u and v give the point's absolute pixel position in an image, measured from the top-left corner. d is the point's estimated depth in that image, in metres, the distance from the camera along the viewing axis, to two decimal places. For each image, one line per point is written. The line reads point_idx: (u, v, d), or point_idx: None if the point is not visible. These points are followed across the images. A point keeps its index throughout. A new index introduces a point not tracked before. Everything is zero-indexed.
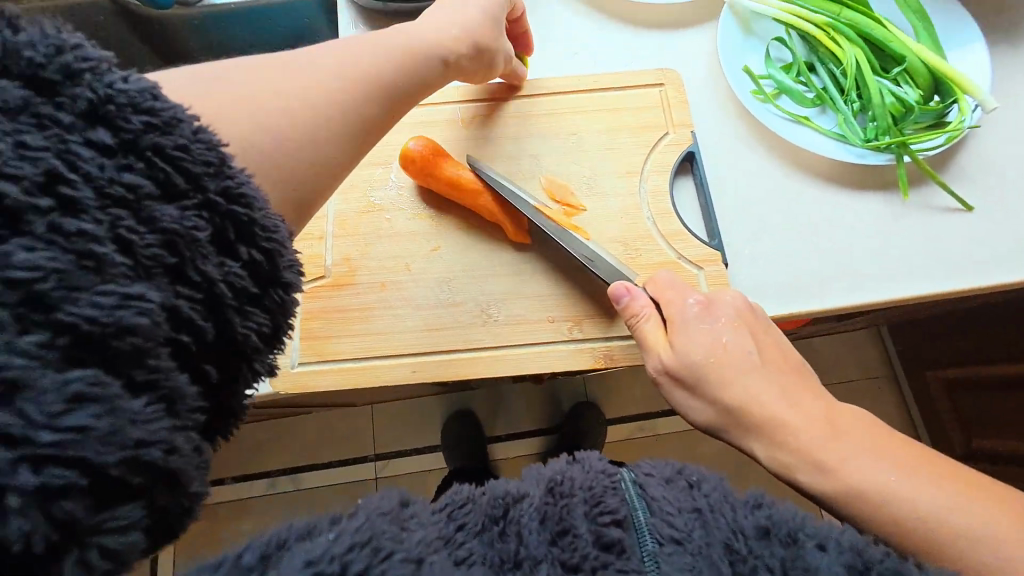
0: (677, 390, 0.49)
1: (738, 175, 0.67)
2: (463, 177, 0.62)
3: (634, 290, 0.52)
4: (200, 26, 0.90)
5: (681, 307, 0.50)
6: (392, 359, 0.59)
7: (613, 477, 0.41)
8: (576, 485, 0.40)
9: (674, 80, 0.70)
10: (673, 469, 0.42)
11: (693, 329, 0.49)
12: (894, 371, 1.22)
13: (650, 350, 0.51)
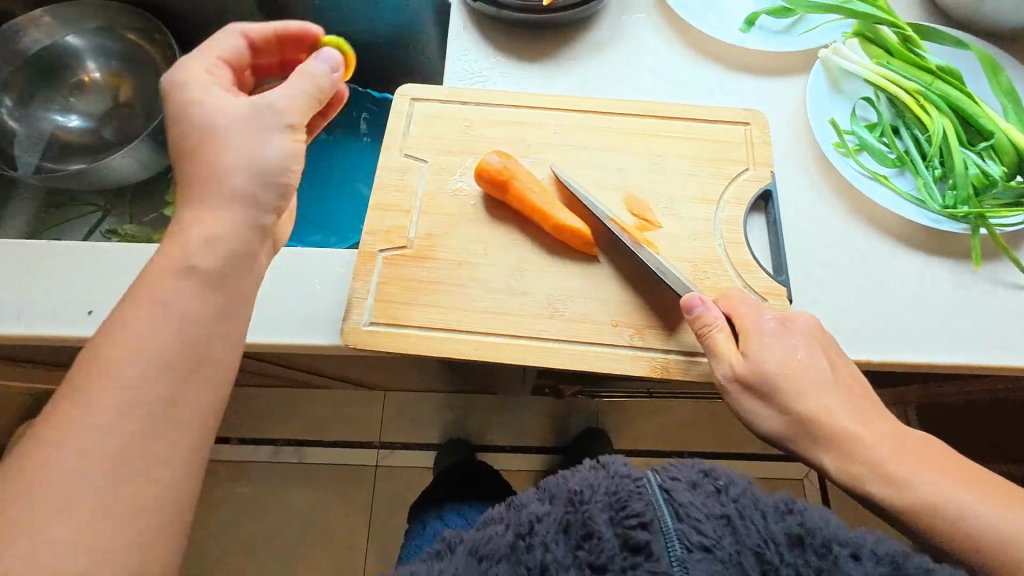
0: (749, 397, 0.52)
1: (811, 221, 0.69)
2: (533, 198, 0.65)
3: (707, 302, 0.56)
4: (317, 7, 0.99)
5: (758, 322, 0.54)
6: (457, 334, 0.62)
7: (637, 481, 0.50)
8: (598, 493, 0.49)
9: (760, 121, 0.73)
10: (698, 472, 0.50)
11: (770, 341, 0.53)
12: None
13: (721, 357, 0.53)
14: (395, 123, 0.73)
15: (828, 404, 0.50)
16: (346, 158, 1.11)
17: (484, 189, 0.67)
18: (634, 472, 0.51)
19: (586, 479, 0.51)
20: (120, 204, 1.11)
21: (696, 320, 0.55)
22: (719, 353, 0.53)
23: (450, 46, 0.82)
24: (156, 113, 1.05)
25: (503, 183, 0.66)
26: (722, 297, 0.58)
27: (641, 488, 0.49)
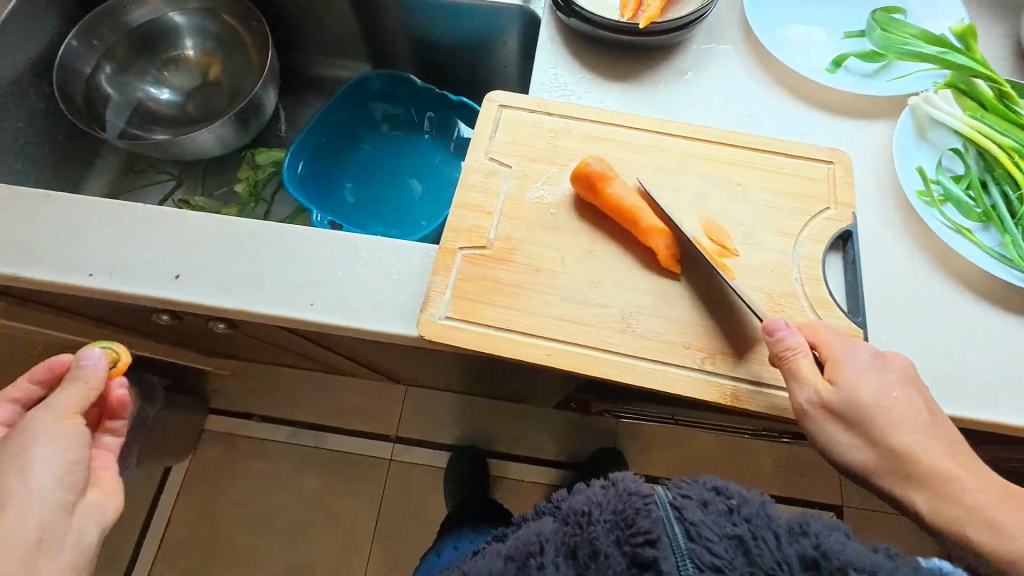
0: (830, 423, 0.53)
1: (887, 266, 0.69)
2: (630, 202, 0.67)
3: (791, 327, 0.56)
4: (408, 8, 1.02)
5: (851, 352, 0.55)
6: (530, 338, 0.63)
7: (645, 497, 0.51)
8: (605, 512, 0.52)
9: (844, 162, 0.73)
10: (708, 489, 0.51)
11: (863, 373, 0.54)
12: None
13: (804, 382, 0.54)
14: (483, 127, 0.76)
15: (912, 442, 0.51)
16: (412, 153, 1.13)
17: (578, 190, 0.69)
18: (642, 487, 0.52)
19: (595, 496, 0.54)
20: (193, 177, 1.15)
21: (777, 343, 0.56)
22: (806, 377, 0.54)
23: (539, 58, 0.85)
24: (241, 95, 1.10)
25: (596, 189, 0.68)
26: (806, 325, 0.58)
27: (648, 505, 0.50)
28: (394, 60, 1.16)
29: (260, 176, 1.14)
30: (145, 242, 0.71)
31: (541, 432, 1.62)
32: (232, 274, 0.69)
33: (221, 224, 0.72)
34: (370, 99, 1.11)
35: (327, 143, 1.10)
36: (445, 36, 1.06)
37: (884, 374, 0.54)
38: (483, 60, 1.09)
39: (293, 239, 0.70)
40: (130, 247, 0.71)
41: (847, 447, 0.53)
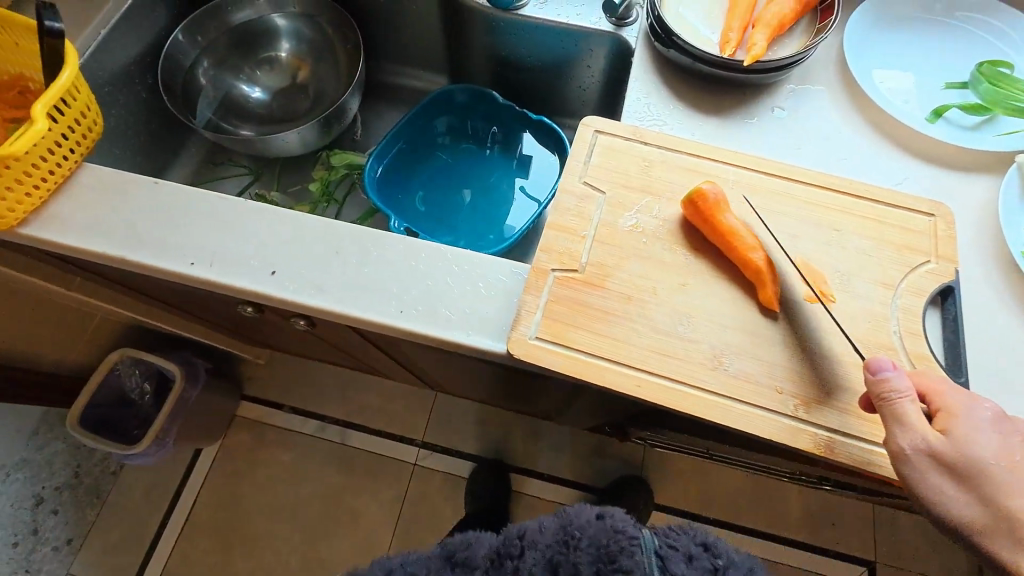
0: (937, 474, 0.49)
1: (989, 326, 0.67)
2: (737, 229, 0.67)
3: (899, 368, 0.53)
4: (499, 28, 1.05)
5: (970, 407, 0.51)
6: (618, 367, 0.63)
7: (631, 537, 0.71)
8: (592, 541, 0.71)
9: (946, 215, 0.71)
10: (698, 544, 0.71)
11: (982, 431, 0.50)
12: None
13: (912, 427, 0.50)
14: (578, 150, 0.77)
15: None
16: (484, 166, 1.14)
17: (687, 215, 0.69)
18: (629, 527, 0.72)
19: (584, 524, 0.73)
20: (269, 173, 1.19)
21: (881, 384, 0.52)
22: (915, 421, 0.50)
23: (632, 85, 0.86)
24: (327, 100, 1.14)
25: (701, 214, 0.68)
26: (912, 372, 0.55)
27: (633, 545, 0.70)
28: (473, 75, 1.18)
29: (333, 176, 1.16)
30: (247, 237, 0.74)
31: (570, 453, 1.60)
32: (327, 276, 0.71)
33: (318, 226, 0.74)
34: (450, 110, 1.13)
35: (406, 150, 1.12)
36: (529, 56, 1.08)
37: (1007, 436, 0.50)
38: (565, 82, 1.10)
39: (387, 247, 0.72)
40: (232, 239, 0.74)
41: (949, 503, 0.48)
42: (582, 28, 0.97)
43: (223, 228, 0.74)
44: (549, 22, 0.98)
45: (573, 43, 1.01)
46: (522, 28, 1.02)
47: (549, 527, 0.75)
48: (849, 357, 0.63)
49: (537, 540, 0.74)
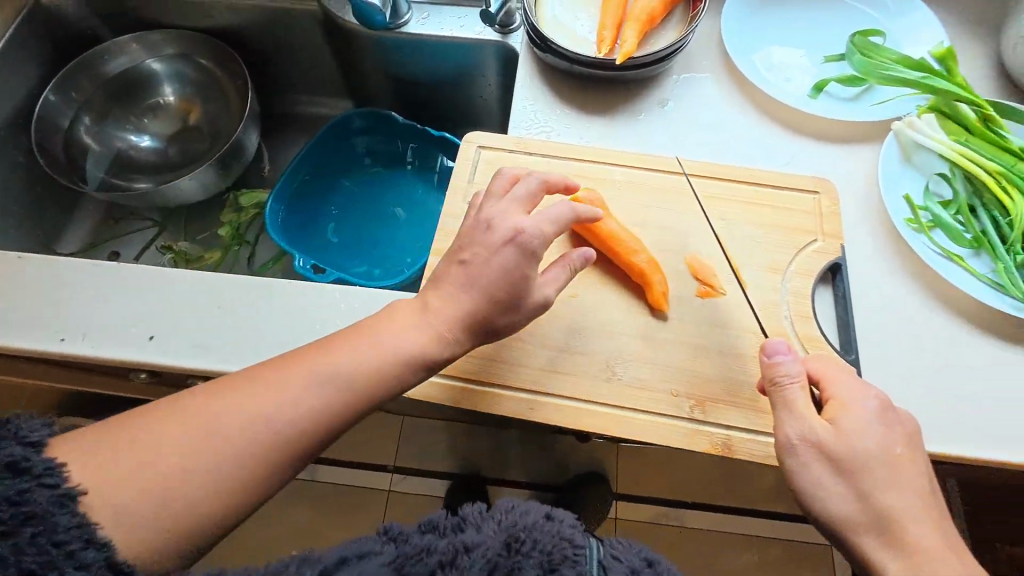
0: (821, 467, 0.48)
1: (877, 297, 0.68)
2: (619, 234, 0.66)
3: (793, 355, 0.53)
4: (387, 48, 1.02)
5: (861, 396, 0.51)
6: (512, 391, 0.62)
7: (576, 547, 0.66)
8: (539, 546, 0.64)
9: (830, 191, 0.71)
10: (638, 558, 0.68)
11: (869, 422, 0.49)
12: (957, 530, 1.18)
13: (801, 415, 0.50)
14: (460, 170, 0.75)
15: (899, 507, 0.46)
16: (393, 188, 1.13)
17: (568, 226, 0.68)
18: (577, 536, 0.67)
19: (535, 527, 0.66)
20: (175, 222, 1.14)
21: (772, 369, 0.53)
22: (802, 412, 0.50)
23: (517, 93, 0.84)
24: (222, 139, 1.10)
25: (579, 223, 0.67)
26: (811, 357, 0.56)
27: (577, 555, 0.65)
28: (375, 96, 1.15)
29: (243, 218, 1.12)
30: (123, 302, 0.70)
31: None
32: (208, 333, 0.68)
33: (198, 280, 0.71)
34: (351, 137, 1.11)
35: (311, 182, 1.10)
36: (424, 73, 1.06)
37: (888, 428, 0.49)
38: (465, 93, 1.08)
39: (272, 294, 0.70)
40: (106, 306, 0.70)
41: (828, 496, 0.47)
42: (466, 40, 0.96)
43: (94, 297, 0.70)
44: (434, 36, 0.96)
45: (464, 55, 0.99)
46: (410, 45, 1.00)
47: (496, 524, 0.66)
48: (741, 350, 0.63)
49: (481, 538, 0.64)
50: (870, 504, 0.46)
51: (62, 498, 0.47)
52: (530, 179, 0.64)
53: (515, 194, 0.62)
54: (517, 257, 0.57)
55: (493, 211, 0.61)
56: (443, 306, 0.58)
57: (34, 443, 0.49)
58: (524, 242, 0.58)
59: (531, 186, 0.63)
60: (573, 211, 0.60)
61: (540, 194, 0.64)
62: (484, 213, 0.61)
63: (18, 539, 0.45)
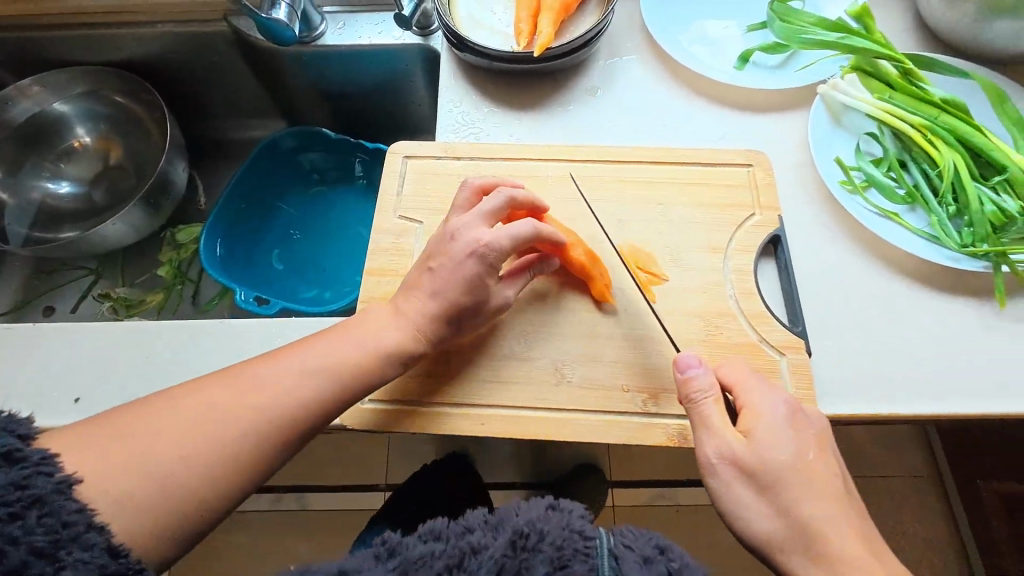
0: (739, 485, 0.46)
1: (818, 265, 0.67)
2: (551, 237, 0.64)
3: (703, 367, 0.53)
4: (307, 63, 0.98)
5: (769, 400, 0.50)
6: (460, 408, 0.59)
7: (588, 539, 0.56)
8: (547, 541, 0.55)
9: (763, 162, 0.71)
10: (651, 546, 0.57)
11: (780, 429, 0.48)
12: (940, 474, 1.20)
13: (716, 430, 0.48)
14: (387, 183, 0.72)
15: (821, 517, 0.44)
16: (335, 208, 1.10)
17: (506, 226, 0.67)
18: (588, 528, 0.57)
19: (540, 521, 0.57)
20: (111, 268, 1.09)
21: (686, 385, 0.52)
22: (716, 428, 0.49)
23: (442, 96, 0.81)
24: (147, 175, 1.05)
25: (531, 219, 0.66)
26: (723, 363, 0.55)
27: (589, 548, 0.56)
28: (305, 113, 1.11)
29: (183, 255, 1.08)
30: (40, 364, 0.66)
31: None
32: (135, 385, 0.64)
33: (118, 332, 0.67)
34: (283, 159, 1.08)
35: (248, 211, 1.06)
36: (350, 85, 1.02)
37: (802, 433, 0.48)
38: (396, 101, 1.04)
39: (201, 334, 0.66)
40: (22, 371, 0.65)
41: (750, 513, 0.46)
42: (386, 46, 0.92)
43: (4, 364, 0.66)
44: (352, 46, 0.93)
45: (387, 62, 0.96)
46: (329, 58, 0.96)
47: (499, 522, 0.57)
48: (688, 335, 0.62)
49: (486, 539, 0.55)
50: (788, 518, 0.45)
51: (60, 485, 0.46)
52: (498, 194, 0.62)
53: (481, 207, 0.61)
54: (480, 267, 0.57)
55: (457, 221, 0.60)
56: (412, 310, 0.58)
57: (21, 437, 0.46)
58: (485, 258, 0.58)
59: (495, 203, 0.61)
60: (535, 229, 0.59)
61: (507, 212, 0.62)
62: (450, 223, 0.61)
63: (21, 523, 0.43)
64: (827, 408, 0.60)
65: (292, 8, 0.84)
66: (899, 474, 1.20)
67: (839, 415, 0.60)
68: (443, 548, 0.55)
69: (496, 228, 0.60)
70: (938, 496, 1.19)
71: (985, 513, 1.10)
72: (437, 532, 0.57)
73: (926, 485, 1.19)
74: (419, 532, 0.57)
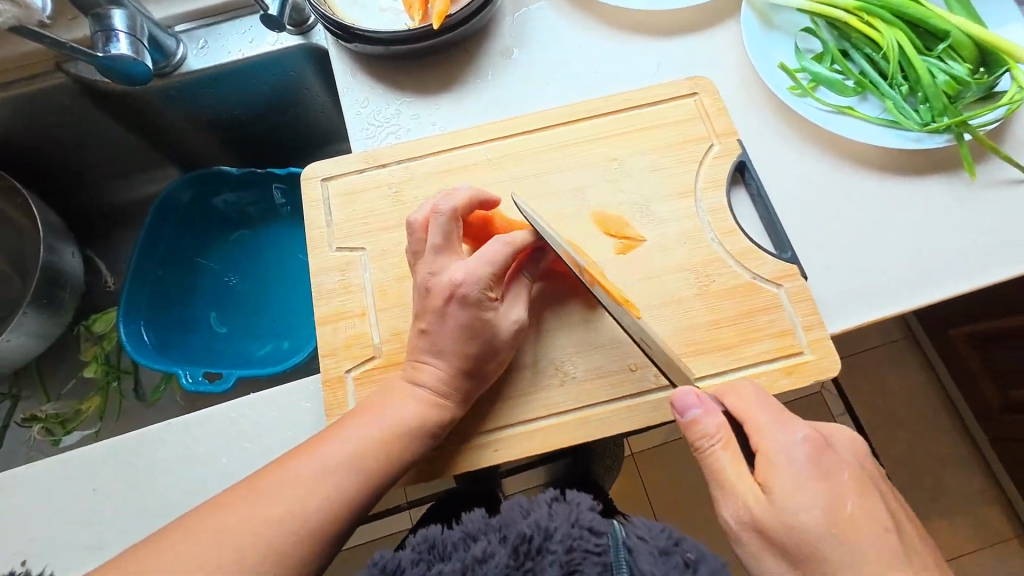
0: (767, 555, 0.40)
1: (787, 183, 0.64)
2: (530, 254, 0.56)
3: (706, 401, 0.45)
4: (178, 96, 0.84)
5: (785, 440, 0.42)
6: (467, 441, 0.54)
7: (599, 536, 0.42)
8: (557, 542, 0.41)
9: (708, 87, 0.65)
10: (667, 537, 0.42)
11: (803, 480, 0.40)
12: (914, 333, 1.16)
13: (730, 490, 0.42)
14: (312, 216, 0.63)
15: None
16: (262, 249, 0.99)
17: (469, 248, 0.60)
18: (600, 521, 0.42)
19: (542, 517, 0.42)
20: (28, 384, 0.94)
21: (691, 427, 0.45)
22: (730, 486, 0.42)
23: (344, 100, 0.71)
24: (30, 272, 0.90)
25: (488, 223, 0.59)
26: (726, 392, 0.47)
27: (601, 547, 0.41)
28: (195, 151, 0.97)
29: (108, 346, 0.95)
30: None
31: None
32: (97, 527, 0.57)
33: (61, 466, 0.59)
34: (185, 215, 0.95)
35: (166, 278, 0.94)
36: (239, 110, 0.89)
37: (832, 475, 0.41)
38: (294, 116, 0.91)
39: (156, 447, 0.59)
40: None
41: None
42: (263, 55, 0.79)
43: None
44: (224, 64, 0.80)
45: (271, 74, 0.83)
46: (203, 83, 0.82)
47: (502, 521, 0.42)
48: (682, 293, 0.57)
49: (491, 547, 0.41)
50: None
51: None
52: (437, 215, 0.54)
53: (432, 239, 0.54)
54: (464, 317, 0.51)
55: (425, 263, 0.54)
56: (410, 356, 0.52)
57: None
58: (464, 307, 0.51)
59: (441, 227, 0.54)
60: (507, 249, 0.53)
61: (457, 227, 0.55)
62: (418, 268, 0.54)
63: None
64: (835, 326, 0.58)
65: (135, 36, 0.70)
66: (875, 344, 1.17)
67: (848, 329, 0.58)
68: (440, 565, 0.41)
69: (467, 260, 0.54)
70: (918, 356, 1.15)
71: (961, 357, 1.05)
72: (432, 542, 0.42)
73: (905, 346, 1.16)
74: (410, 542, 0.42)
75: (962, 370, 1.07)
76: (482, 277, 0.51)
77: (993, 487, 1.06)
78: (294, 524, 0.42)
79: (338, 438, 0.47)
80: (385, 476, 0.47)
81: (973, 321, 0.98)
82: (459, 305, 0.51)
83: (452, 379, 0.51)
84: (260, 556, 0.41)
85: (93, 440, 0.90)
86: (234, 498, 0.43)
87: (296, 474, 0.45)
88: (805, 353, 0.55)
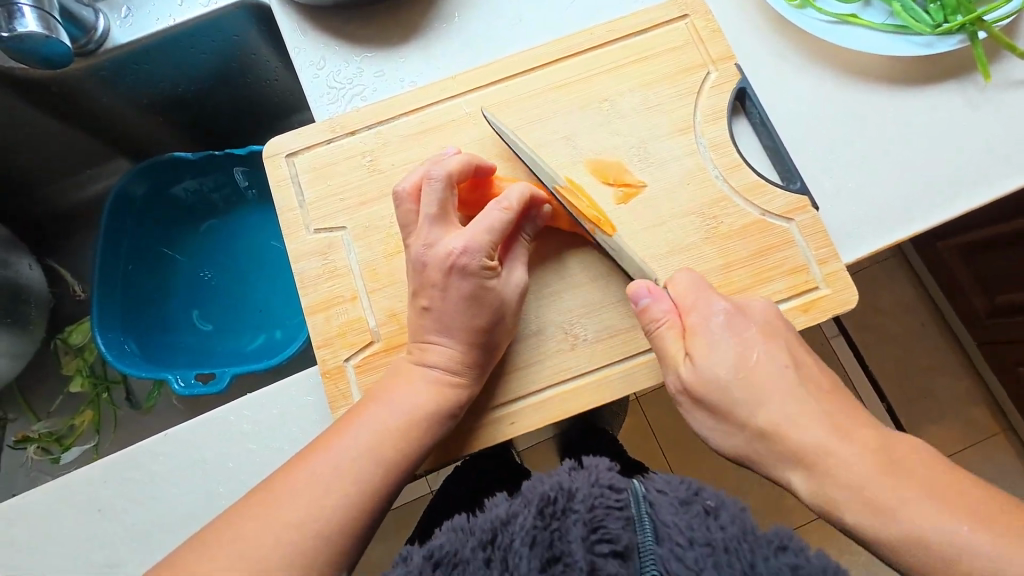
0: (699, 412, 0.46)
1: (790, 107, 0.59)
2: (525, 212, 0.52)
3: (656, 292, 0.48)
4: (111, 76, 0.75)
5: (705, 311, 0.47)
6: (480, 417, 0.52)
7: (619, 493, 0.39)
8: (579, 502, 0.38)
9: (700, 7, 0.59)
10: (687, 487, 0.39)
11: (715, 337, 0.45)
12: (902, 249, 1.15)
13: (667, 362, 0.47)
14: (283, 197, 0.58)
15: None
16: (234, 238, 0.93)
17: (464, 216, 0.55)
18: (619, 478, 0.40)
19: (564, 479, 0.39)
20: (13, 405, 0.89)
21: (643, 315, 0.49)
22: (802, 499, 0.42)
23: (297, 61, 0.63)
24: None
25: (479, 183, 0.54)
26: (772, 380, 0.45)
27: (622, 502, 0.38)
28: (141, 136, 0.88)
29: (90, 358, 0.89)
30: None
31: None
32: (110, 545, 0.55)
33: (57, 490, 0.56)
34: (144, 210, 0.88)
35: (137, 274, 0.88)
36: (181, 86, 0.80)
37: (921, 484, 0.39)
38: (245, 86, 0.82)
39: (156, 458, 0.56)
40: None
41: None
42: (198, 20, 0.70)
43: None
44: (155, 34, 0.70)
45: (211, 42, 0.74)
46: (137, 60, 0.73)
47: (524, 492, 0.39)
48: (689, 238, 0.54)
49: (511, 510, 0.38)
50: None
51: None
52: (431, 181, 0.49)
53: (425, 207, 0.49)
54: (467, 278, 0.47)
55: (418, 235, 0.49)
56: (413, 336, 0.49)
57: None
58: (466, 266, 0.47)
59: (435, 191, 0.49)
60: (507, 209, 0.49)
61: (453, 194, 0.50)
62: (412, 242, 0.50)
63: None
64: (847, 256, 0.55)
65: (43, 9, 0.60)
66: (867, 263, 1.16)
67: (860, 257, 0.55)
68: (469, 551, 0.37)
69: (465, 227, 0.49)
70: (907, 273, 1.15)
71: (949, 269, 1.05)
72: (460, 527, 0.38)
73: (893, 264, 1.15)
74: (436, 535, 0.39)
75: (951, 281, 1.07)
76: (481, 251, 0.48)
77: (987, 401, 1.09)
78: (317, 525, 0.40)
79: (349, 433, 0.44)
80: (405, 465, 0.45)
81: (964, 233, 0.98)
82: (459, 282, 0.47)
83: (461, 360, 0.48)
84: (285, 560, 0.39)
85: (94, 453, 0.87)
86: (248, 510, 0.41)
87: (311, 475, 0.42)
88: (822, 288, 0.53)
